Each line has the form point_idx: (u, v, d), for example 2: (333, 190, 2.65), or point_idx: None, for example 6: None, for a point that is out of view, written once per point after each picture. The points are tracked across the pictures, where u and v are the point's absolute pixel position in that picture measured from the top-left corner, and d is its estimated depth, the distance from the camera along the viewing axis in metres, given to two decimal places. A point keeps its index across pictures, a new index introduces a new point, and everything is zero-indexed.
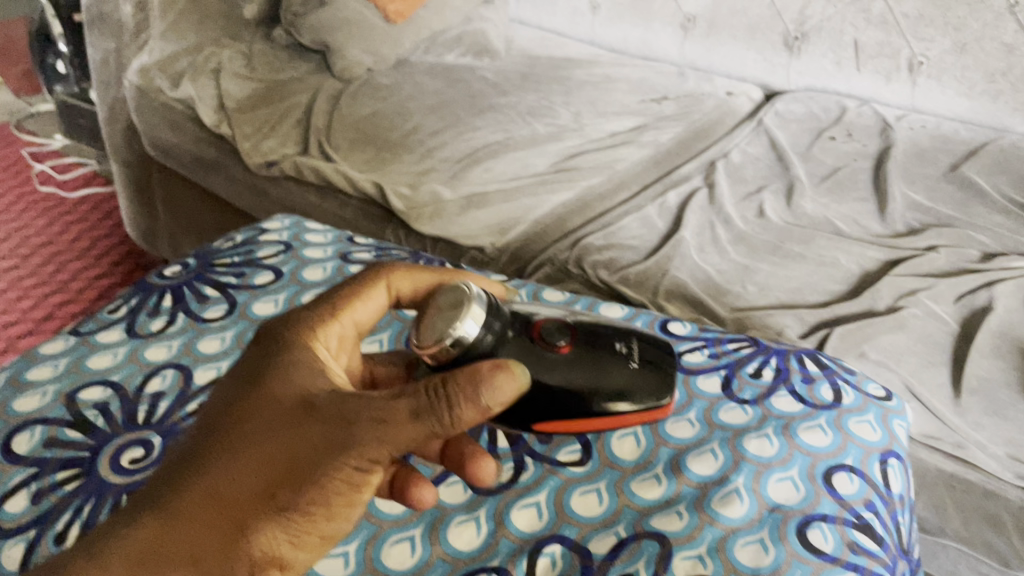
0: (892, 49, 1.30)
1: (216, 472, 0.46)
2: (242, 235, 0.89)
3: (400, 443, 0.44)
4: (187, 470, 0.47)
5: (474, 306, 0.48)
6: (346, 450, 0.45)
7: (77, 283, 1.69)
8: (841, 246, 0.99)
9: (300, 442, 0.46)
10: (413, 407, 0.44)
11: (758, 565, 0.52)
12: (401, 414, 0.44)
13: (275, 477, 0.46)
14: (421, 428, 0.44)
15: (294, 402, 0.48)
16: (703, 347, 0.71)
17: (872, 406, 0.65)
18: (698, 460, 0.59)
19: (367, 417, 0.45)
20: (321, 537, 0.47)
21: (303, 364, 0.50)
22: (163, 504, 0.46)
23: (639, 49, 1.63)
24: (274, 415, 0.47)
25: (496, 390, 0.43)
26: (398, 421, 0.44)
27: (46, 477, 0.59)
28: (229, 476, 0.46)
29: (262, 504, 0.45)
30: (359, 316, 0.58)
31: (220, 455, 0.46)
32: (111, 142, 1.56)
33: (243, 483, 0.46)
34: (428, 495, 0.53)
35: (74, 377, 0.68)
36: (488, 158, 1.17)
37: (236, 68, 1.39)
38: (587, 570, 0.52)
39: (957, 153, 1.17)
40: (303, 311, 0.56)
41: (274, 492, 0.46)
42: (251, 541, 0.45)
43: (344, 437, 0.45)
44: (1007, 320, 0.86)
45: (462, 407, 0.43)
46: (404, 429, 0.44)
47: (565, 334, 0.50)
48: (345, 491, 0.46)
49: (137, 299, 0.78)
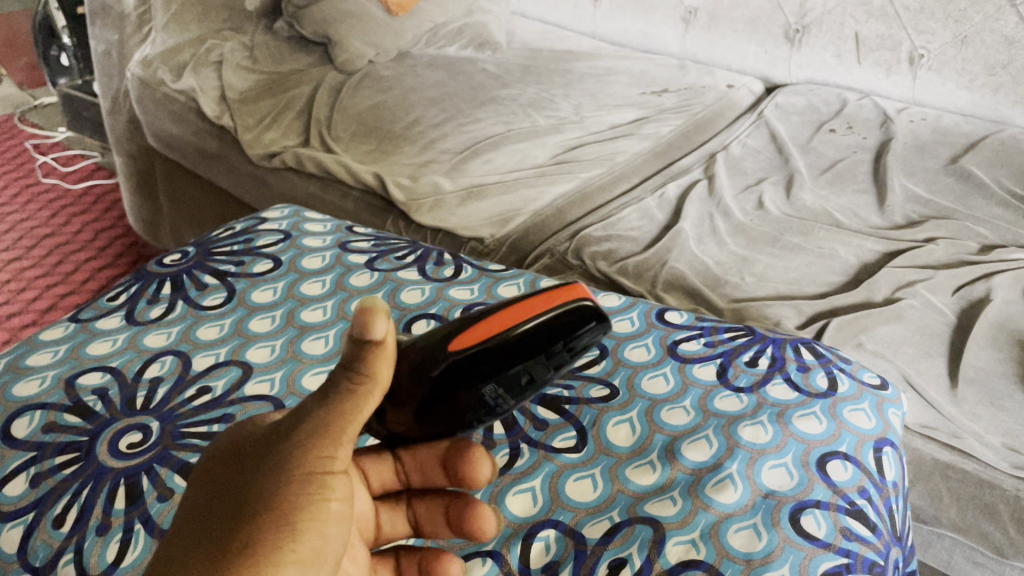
0: (893, 42, 1.30)
1: (163, 559, 0.41)
2: (242, 225, 0.90)
3: (333, 424, 0.41)
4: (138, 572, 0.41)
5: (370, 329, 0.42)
6: (284, 461, 0.41)
7: (79, 274, 1.70)
8: (840, 237, 0.99)
9: (238, 484, 0.42)
10: (318, 393, 0.42)
11: (750, 550, 0.52)
12: (314, 404, 0.42)
13: (225, 526, 0.40)
14: (339, 400, 0.41)
15: (223, 462, 0.44)
16: (699, 336, 0.71)
17: (867, 395, 0.66)
18: (693, 447, 0.59)
19: (294, 426, 0.42)
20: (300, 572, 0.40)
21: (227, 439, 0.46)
22: None
23: (640, 43, 1.63)
24: (209, 484, 0.43)
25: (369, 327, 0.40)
26: (314, 412, 0.41)
27: (45, 461, 0.59)
28: (182, 553, 0.41)
29: (218, 552, 0.39)
30: None
31: (164, 548, 0.41)
32: (114, 133, 1.57)
33: (197, 549, 0.40)
34: (456, 568, 0.50)
35: (73, 363, 0.68)
36: (489, 150, 1.17)
37: (238, 59, 1.41)
38: (580, 555, 0.52)
39: (957, 145, 1.17)
40: None
41: (232, 534, 0.40)
42: None
43: (279, 452, 0.41)
44: (1005, 312, 0.86)
45: (359, 354, 0.41)
46: (323, 411, 0.41)
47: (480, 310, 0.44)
48: (308, 503, 0.41)
49: (137, 286, 0.78)
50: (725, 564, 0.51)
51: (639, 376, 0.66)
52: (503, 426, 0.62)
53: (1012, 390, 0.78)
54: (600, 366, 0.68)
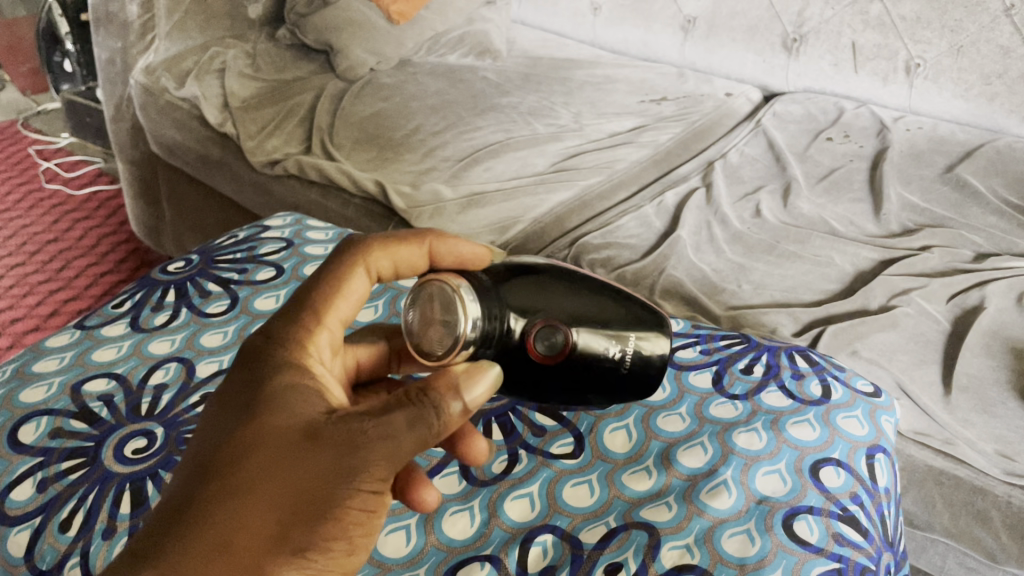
0: (890, 51, 1.32)
1: (216, 521, 0.41)
2: (245, 232, 0.91)
3: (408, 455, 0.42)
4: (187, 521, 0.42)
5: (469, 304, 0.48)
6: (355, 475, 0.41)
7: (83, 280, 1.71)
8: (836, 246, 1.00)
9: (302, 469, 0.42)
10: (409, 416, 0.42)
11: (743, 555, 0.53)
12: (399, 424, 0.42)
13: (286, 514, 0.41)
14: (419, 437, 0.42)
15: (286, 429, 0.43)
16: (695, 344, 0.72)
17: (860, 402, 0.67)
18: (688, 453, 0.60)
19: (370, 435, 0.42)
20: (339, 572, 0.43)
21: (286, 389, 0.45)
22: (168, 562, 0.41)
23: (640, 51, 1.65)
24: (268, 446, 0.42)
25: (474, 389, 0.44)
26: (398, 434, 0.42)
27: (52, 466, 0.60)
28: (236, 526, 0.41)
29: (275, 544, 0.41)
30: (343, 314, 0.52)
31: (215, 505, 0.41)
32: (117, 140, 1.58)
33: (252, 529, 0.41)
34: (432, 497, 0.50)
35: (79, 369, 0.69)
36: (489, 158, 1.18)
37: (241, 67, 1.42)
38: (576, 559, 0.53)
39: (953, 154, 1.18)
40: (283, 327, 0.50)
41: (286, 532, 0.41)
42: None
43: (351, 461, 0.41)
44: (998, 320, 0.87)
45: (450, 408, 0.43)
46: (407, 440, 0.42)
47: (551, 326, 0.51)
48: (364, 519, 0.42)
49: (141, 293, 0.79)
50: (718, 569, 0.52)
51: None
52: (502, 432, 0.63)
53: (1004, 397, 0.79)
54: None
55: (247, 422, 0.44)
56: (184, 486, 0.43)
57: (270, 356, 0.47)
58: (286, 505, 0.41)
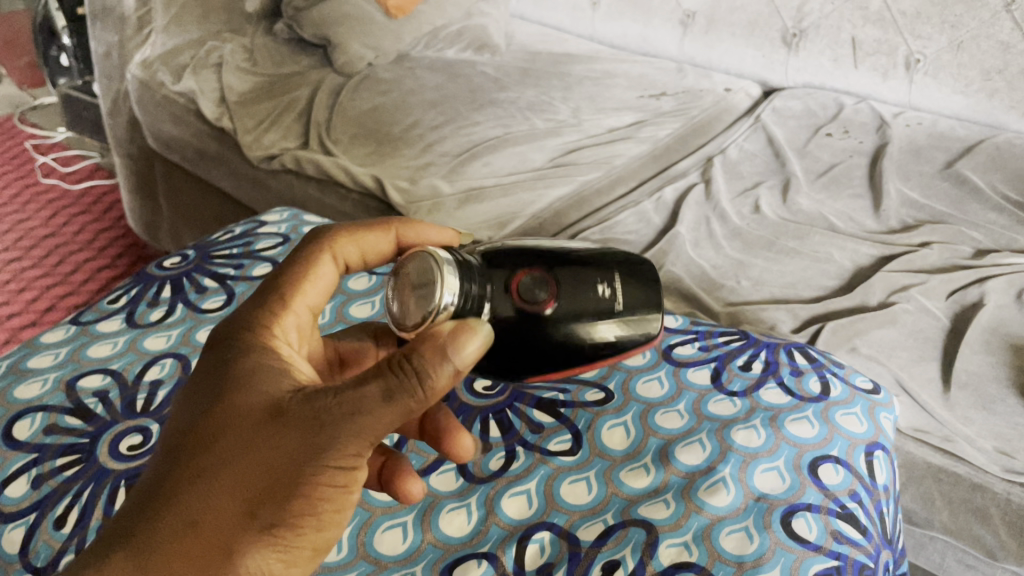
0: (890, 46, 1.31)
1: (186, 500, 0.42)
2: (241, 227, 0.90)
3: (378, 431, 0.41)
4: (157, 498, 0.42)
5: (448, 277, 0.47)
6: (322, 454, 0.41)
7: (80, 275, 1.70)
8: (836, 242, 1.00)
9: (269, 451, 0.42)
10: (381, 389, 0.41)
11: (742, 553, 0.53)
12: (371, 399, 0.41)
13: (253, 494, 0.42)
14: (396, 409, 0.40)
15: (258, 409, 0.43)
16: (694, 341, 0.72)
17: (859, 399, 0.67)
18: (687, 450, 0.60)
19: (339, 411, 0.41)
20: (313, 547, 0.43)
21: (262, 367, 0.46)
22: (137, 538, 0.41)
23: (639, 46, 1.64)
24: (239, 427, 0.43)
25: (463, 348, 0.42)
26: (371, 410, 0.41)
27: (46, 463, 0.60)
28: (203, 505, 0.42)
29: (243, 523, 0.41)
30: (312, 301, 0.53)
31: (186, 484, 0.42)
32: (114, 135, 1.58)
33: (220, 508, 0.42)
34: (416, 488, 0.52)
35: (74, 365, 0.69)
36: (487, 153, 1.18)
37: (238, 61, 1.41)
38: (574, 557, 0.53)
39: (953, 150, 1.18)
40: (253, 310, 0.51)
41: (253, 510, 0.42)
42: (239, 563, 0.41)
43: (317, 441, 0.41)
44: (997, 316, 0.87)
45: (434, 375, 0.40)
46: (376, 415, 0.41)
47: (543, 289, 0.51)
48: (333, 496, 0.42)
49: (137, 289, 0.79)
50: (716, 566, 0.52)
51: (633, 380, 0.67)
52: (499, 429, 0.63)
53: (1003, 394, 0.79)
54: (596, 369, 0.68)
55: (216, 402, 0.44)
56: (161, 462, 0.44)
57: (239, 339, 0.48)
58: (253, 483, 0.42)
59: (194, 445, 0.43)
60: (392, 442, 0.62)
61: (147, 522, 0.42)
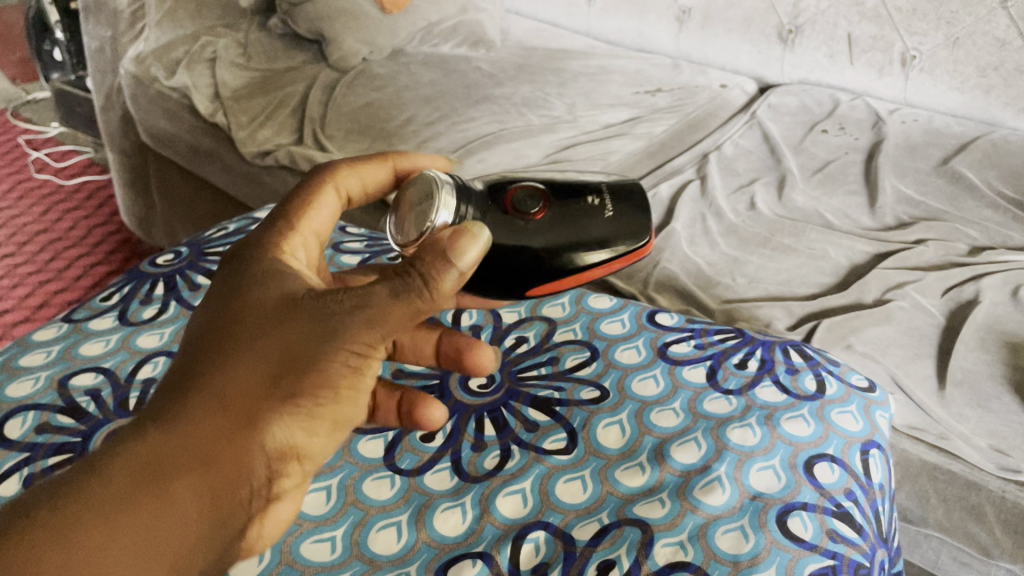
0: (885, 42, 1.31)
1: (208, 390, 0.45)
2: (234, 224, 0.90)
3: (390, 323, 0.44)
4: (182, 384, 0.46)
5: (445, 195, 0.52)
6: (337, 340, 0.44)
7: (73, 271, 1.70)
8: (831, 239, 1.00)
9: (287, 340, 0.45)
10: (390, 288, 0.44)
11: (737, 552, 0.53)
12: (381, 297, 0.44)
13: (273, 376, 0.45)
14: (404, 305, 0.44)
15: (277, 301, 0.47)
16: (689, 338, 0.72)
17: (855, 397, 0.66)
18: (682, 449, 0.60)
19: (353, 306, 0.45)
20: (328, 420, 0.48)
21: (272, 270, 0.49)
22: (164, 415, 0.45)
23: (635, 41, 1.64)
24: (258, 318, 0.46)
25: (463, 253, 0.44)
26: (379, 304, 0.44)
27: (38, 462, 0.59)
28: (225, 391, 0.45)
29: (267, 399, 0.45)
30: (316, 226, 0.56)
31: (208, 373, 0.45)
32: (108, 130, 1.57)
33: (240, 390, 0.45)
34: (437, 414, 0.57)
35: (66, 363, 0.68)
36: (482, 150, 1.17)
37: (233, 57, 1.41)
38: (569, 557, 0.53)
39: (948, 147, 1.18)
40: (262, 228, 0.54)
41: (274, 387, 0.45)
42: (264, 434, 0.45)
43: (331, 327, 0.44)
44: (993, 314, 0.87)
45: (439, 274, 0.44)
46: (388, 304, 0.44)
47: (537, 202, 0.57)
48: (350, 376, 0.46)
49: (130, 286, 0.79)
50: (712, 566, 0.52)
51: (629, 377, 0.67)
52: (494, 427, 0.63)
53: (999, 391, 0.79)
54: (591, 368, 0.68)
55: (235, 301, 0.48)
56: (183, 361, 0.47)
57: (247, 251, 0.51)
58: (274, 362, 0.45)
59: (215, 342, 0.46)
60: (387, 442, 0.61)
61: (172, 406, 0.45)
